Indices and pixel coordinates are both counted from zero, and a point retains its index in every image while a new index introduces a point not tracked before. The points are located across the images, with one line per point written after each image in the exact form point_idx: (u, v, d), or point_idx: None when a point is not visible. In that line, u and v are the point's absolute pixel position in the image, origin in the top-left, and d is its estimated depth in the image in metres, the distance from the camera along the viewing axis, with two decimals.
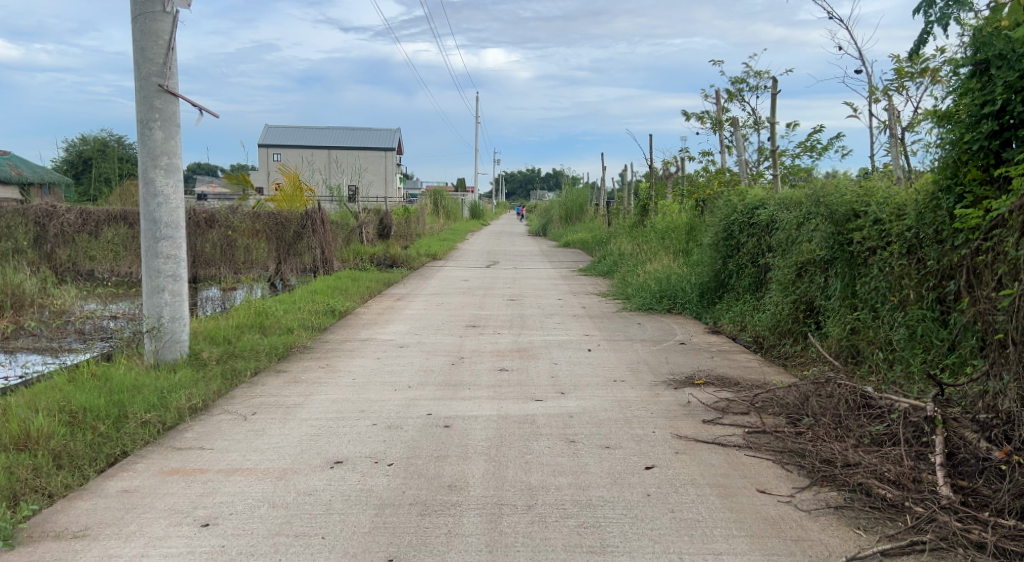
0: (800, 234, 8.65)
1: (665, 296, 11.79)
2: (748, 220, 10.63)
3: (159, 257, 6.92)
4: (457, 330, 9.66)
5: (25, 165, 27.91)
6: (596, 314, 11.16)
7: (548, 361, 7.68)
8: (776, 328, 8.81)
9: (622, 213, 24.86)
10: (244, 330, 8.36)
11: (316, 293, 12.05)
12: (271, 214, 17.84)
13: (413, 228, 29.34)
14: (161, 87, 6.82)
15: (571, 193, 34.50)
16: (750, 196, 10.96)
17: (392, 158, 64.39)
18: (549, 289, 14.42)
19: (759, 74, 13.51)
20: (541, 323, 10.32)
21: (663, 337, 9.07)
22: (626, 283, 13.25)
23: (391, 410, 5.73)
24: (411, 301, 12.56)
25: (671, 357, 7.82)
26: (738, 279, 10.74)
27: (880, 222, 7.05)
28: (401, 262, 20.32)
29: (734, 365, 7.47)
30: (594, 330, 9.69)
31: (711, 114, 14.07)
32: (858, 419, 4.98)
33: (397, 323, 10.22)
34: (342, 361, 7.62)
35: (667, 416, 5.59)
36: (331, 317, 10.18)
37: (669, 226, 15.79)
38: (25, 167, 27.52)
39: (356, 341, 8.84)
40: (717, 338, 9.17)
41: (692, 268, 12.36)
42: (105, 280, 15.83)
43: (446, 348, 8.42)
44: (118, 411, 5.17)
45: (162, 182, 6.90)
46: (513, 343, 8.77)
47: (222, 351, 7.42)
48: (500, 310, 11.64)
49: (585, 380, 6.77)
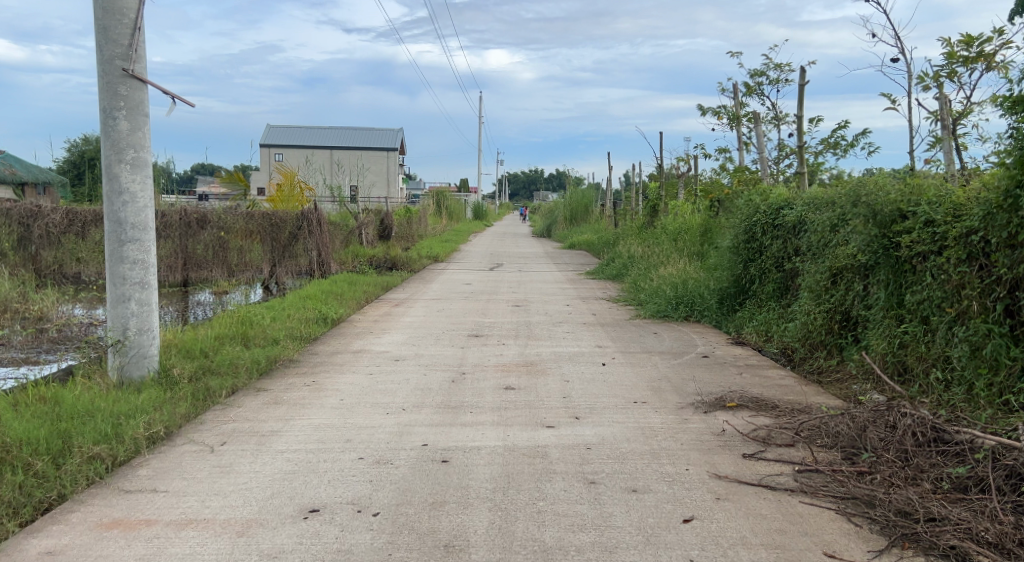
0: (836, 236, 7.92)
1: (681, 302, 11.00)
2: (771, 222, 9.89)
3: (125, 261, 6.13)
4: (458, 341, 8.90)
5: (21, 164, 27.29)
6: (608, 322, 10.38)
7: (559, 379, 6.93)
8: (807, 340, 8.10)
9: (629, 213, 24.11)
10: (224, 342, 7.60)
11: (309, 299, 11.28)
12: (266, 214, 17.07)
13: (415, 229, 28.59)
14: (126, 72, 6.04)
15: (575, 193, 33.72)
16: (774, 195, 10.19)
17: (395, 158, 63.69)
18: (557, 294, 13.66)
19: (780, 66, 12.77)
20: (549, 332, 9.58)
21: (684, 349, 8.30)
22: (639, 288, 12.48)
23: (381, 440, 4.99)
24: (410, 307, 11.81)
25: (696, 374, 7.05)
26: (760, 285, 10.00)
27: (933, 223, 6.32)
28: (401, 264, 19.58)
29: (767, 384, 6.71)
30: (607, 340, 8.93)
31: (728, 110, 13.30)
32: (931, 457, 4.24)
33: (394, 332, 9.46)
34: (331, 378, 6.87)
35: (700, 450, 4.83)
36: (322, 326, 9.42)
37: (682, 228, 14.98)
38: (21, 167, 26.90)
39: (349, 353, 8.08)
40: (742, 350, 8.41)
41: (710, 273, 11.58)
42: (91, 283, 15.10)
43: (445, 361, 7.67)
44: (61, 444, 4.43)
45: (128, 178, 6.11)
46: (520, 355, 8.02)
47: (198, 366, 6.67)
48: (505, 317, 10.89)
49: (602, 402, 6.01)
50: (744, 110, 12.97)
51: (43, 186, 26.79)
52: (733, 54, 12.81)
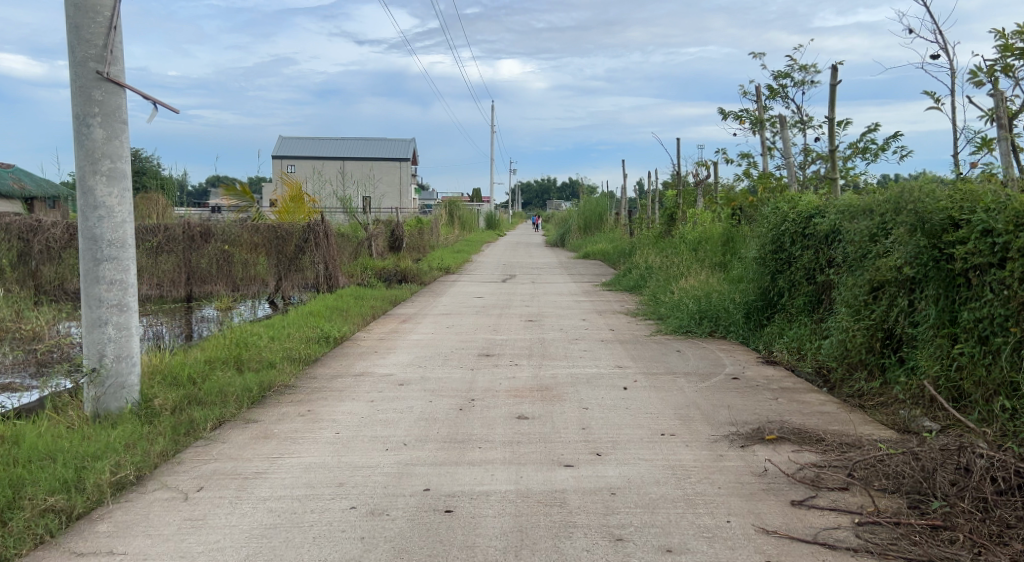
0: (876, 247, 7.34)
1: (704, 317, 10.38)
2: (801, 231, 9.30)
3: (101, 282, 5.55)
4: (468, 361, 8.31)
5: (28, 177, 26.92)
6: (627, 338, 9.78)
7: (576, 406, 6.33)
8: (847, 360, 7.53)
9: (645, 221, 23.49)
10: (215, 367, 7.04)
11: (312, 315, 10.76)
12: (272, 226, 16.56)
13: (426, 240, 28.06)
14: (101, 74, 5.49)
15: (589, 202, 33.15)
16: (804, 202, 9.59)
17: (407, 169, 63.37)
18: (571, 308, 13.07)
19: (804, 67, 12.17)
20: (565, 350, 8.98)
21: (711, 371, 7.69)
22: (658, 301, 11.87)
23: (378, 483, 4.42)
24: (418, 323, 11.24)
25: (727, 399, 6.44)
26: (790, 297, 9.40)
27: (993, 232, 5.77)
28: (411, 277, 19.06)
29: (807, 410, 6.09)
30: (628, 359, 8.32)
31: (750, 114, 12.70)
32: (1015, 507, 3.71)
33: (401, 352, 8.90)
34: (328, 407, 6.30)
35: (741, 496, 4.23)
36: (324, 346, 8.86)
37: (703, 238, 14.35)
38: (29, 180, 26.53)
39: (350, 377, 7.51)
40: (774, 370, 7.79)
41: (735, 285, 10.97)
42: None
43: (453, 386, 7.08)
44: (11, 495, 3.89)
45: (104, 191, 5.55)
46: (534, 378, 7.43)
47: (182, 395, 6.11)
48: (517, 333, 10.30)
49: (626, 435, 5.41)
50: (768, 114, 12.36)
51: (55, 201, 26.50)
52: (755, 55, 12.20)
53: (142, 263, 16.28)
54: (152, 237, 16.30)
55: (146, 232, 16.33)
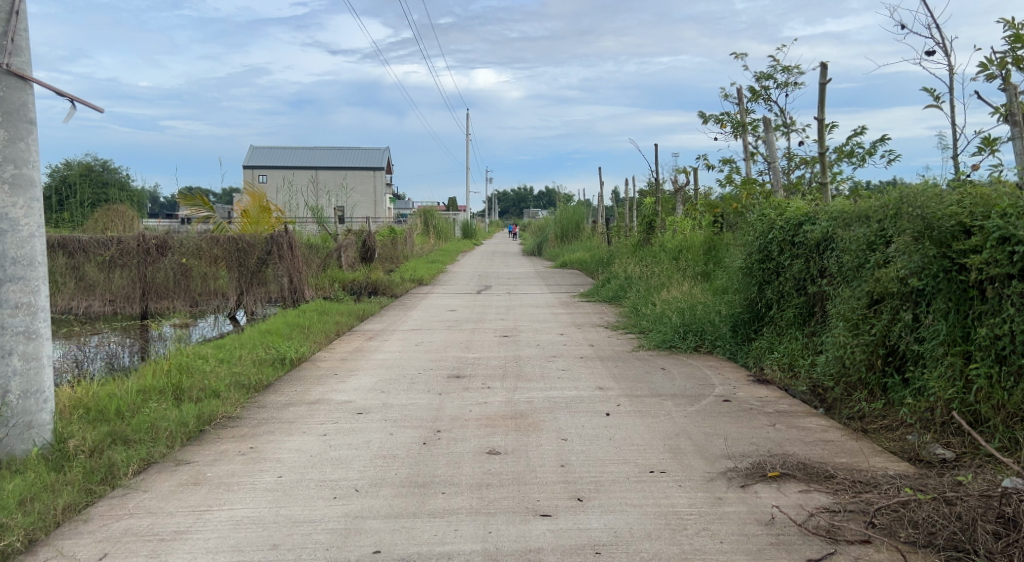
0: (875, 255, 6.78)
1: (688, 330, 9.76)
2: (790, 238, 8.74)
3: (3, 306, 4.80)
4: (435, 384, 7.63)
5: None
6: (608, 354, 9.14)
7: (554, 437, 5.67)
8: (844, 379, 6.97)
9: (623, 230, 22.94)
10: (149, 397, 6.30)
11: (270, 334, 10.03)
12: (232, 237, 15.55)
13: (400, 250, 27.32)
14: (1, 67, 4.78)
15: (565, 210, 32.62)
16: (793, 209, 9.03)
17: (381, 178, 62.57)
18: (549, 321, 12.42)
19: (788, 67, 11.65)
20: (542, 369, 8.33)
21: (700, 392, 7.07)
22: (640, 313, 11.24)
23: (321, 546, 3.77)
24: (384, 341, 10.54)
25: (721, 427, 5.82)
26: (778, 309, 8.83)
27: (1012, 240, 5.23)
28: (383, 289, 18.35)
29: (809, 438, 5.49)
30: (609, 379, 7.69)
31: (731, 117, 12.15)
32: None
33: (363, 374, 8.20)
34: (275, 443, 5.59)
35: (747, 554, 3.62)
36: (277, 371, 8.15)
37: (685, 247, 13.81)
38: None
39: (304, 406, 6.80)
40: (768, 390, 7.18)
41: (720, 296, 10.40)
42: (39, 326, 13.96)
43: (418, 414, 6.39)
44: None
45: (7, 200, 4.82)
46: (508, 404, 6.76)
47: (105, 433, 5.39)
48: (490, 351, 9.64)
49: (609, 473, 4.76)
50: (750, 117, 11.82)
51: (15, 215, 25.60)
52: (736, 55, 11.65)
53: (95, 277, 15.73)
54: (105, 250, 15.74)
55: (99, 245, 15.77)
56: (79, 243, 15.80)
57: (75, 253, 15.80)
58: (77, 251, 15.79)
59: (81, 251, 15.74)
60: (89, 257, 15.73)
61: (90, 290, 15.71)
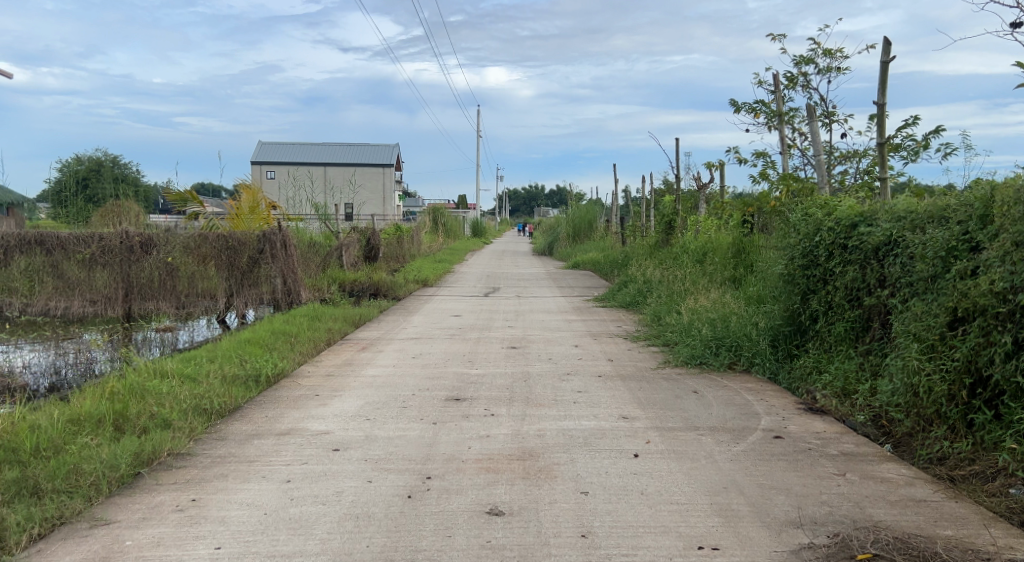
0: (958, 264, 5.62)
1: (721, 345, 8.59)
2: (843, 242, 7.58)
3: None
4: (430, 410, 6.54)
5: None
6: (629, 373, 8.03)
7: (571, 488, 4.56)
8: (917, 411, 5.81)
9: (639, 229, 21.77)
10: (82, 430, 5.24)
11: (249, 344, 8.94)
12: (221, 235, 14.61)
13: (406, 248, 26.25)
14: None
15: (577, 209, 31.44)
16: (844, 207, 7.86)
17: (390, 175, 61.57)
18: (562, 329, 11.31)
19: (831, 50, 10.47)
20: (555, 391, 7.21)
21: (743, 425, 5.93)
22: (664, 323, 10.10)
23: None
24: (378, 352, 9.46)
25: (780, 478, 4.68)
26: (826, 322, 7.69)
27: None
28: (385, 290, 17.33)
29: (893, 494, 4.36)
30: (633, 407, 6.56)
31: (764, 106, 10.96)
32: None
33: (348, 395, 7.11)
34: (225, 494, 4.52)
35: None
36: (249, 392, 7.06)
37: (713, 250, 12.67)
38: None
39: (271, 439, 5.71)
40: (825, 422, 6.03)
41: (755, 305, 9.25)
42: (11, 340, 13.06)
43: (406, 453, 5.30)
44: None
45: None
46: (514, 439, 5.66)
47: (8, 482, 4.32)
48: (496, 366, 8.53)
49: (645, 551, 3.67)
50: (787, 106, 10.65)
51: (12, 208, 24.71)
52: (772, 37, 10.48)
53: (75, 276, 14.73)
54: (85, 248, 14.73)
55: (79, 243, 14.77)
56: (58, 240, 14.84)
57: (53, 250, 14.85)
58: (55, 249, 14.83)
59: (60, 248, 14.78)
60: (68, 255, 14.76)
61: (69, 290, 14.72)
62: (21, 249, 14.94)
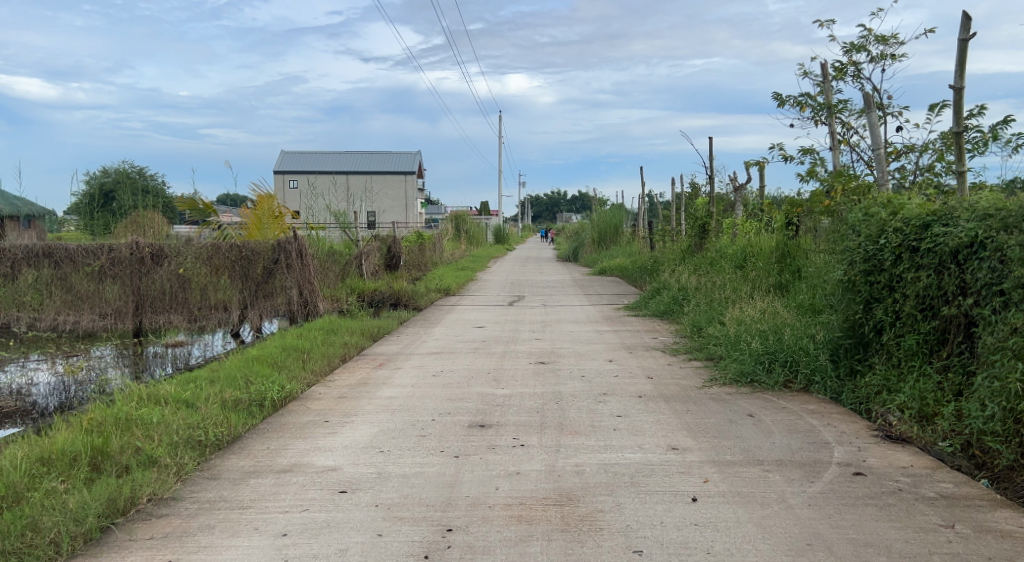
0: None
1: (774, 361, 7.77)
2: (913, 244, 6.73)
3: None
4: (452, 440, 5.78)
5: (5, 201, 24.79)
6: (673, 392, 7.22)
7: (620, 548, 3.81)
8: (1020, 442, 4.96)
9: (669, 233, 20.90)
10: (50, 473, 4.58)
11: (256, 363, 8.22)
12: (234, 245, 14.02)
13: (428, 256, 25.56)
14: None
15: (602, 214, 30.58)
16: (913, 206, 7.01)
17: (412, 183, 61.05)
18: (593, 341, 10.51)
19: (886, 36, 9.60)
20: (592, 415, 6.42)
21: (814, 459, 5.11)
22: (707, 334, 9.30)
23: None
24: (396, 370, 8.72)
25: (875, 531, 3.88)
26: (894, 334, 6.84)
27: None
28: (406, 299, 16.65)
29: None
30: (683, 435, 5.75)
31: (810, 99, 10.12)
32: None
33: (361, 421, 6.38)
34: (209, 555, 3.82)
35: None
36: (251, 419, 6.34)
37: (755, 254, 11.82)
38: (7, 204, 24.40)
39: (270, 478, 4.99)
40: (908, 454, 5.21)
41: (810, 316, 8.42)
42: (17, 357, 12.49)
43: (424, 497, 4.56)
44: None
45: None
46: (549, 477, 4.89)
47: None
48: (524, 384, 7.77)
49: None
50: (836, 98, 9.81)
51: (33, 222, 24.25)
52: (819, 23, 9.63)
53: (84, 289, 14.16)
54: (95, 260, 14.15)
55: (88, 255, 14.19)
56: (67, 252, 14.31)
57: (61, 263, 14.32)
58: (64, 261, 14.30)
59: (69, 261, 14.24)
60: (76, 268, 14.19)
61: (79, 304, 14.13)
62: (28, 261, 14.42)
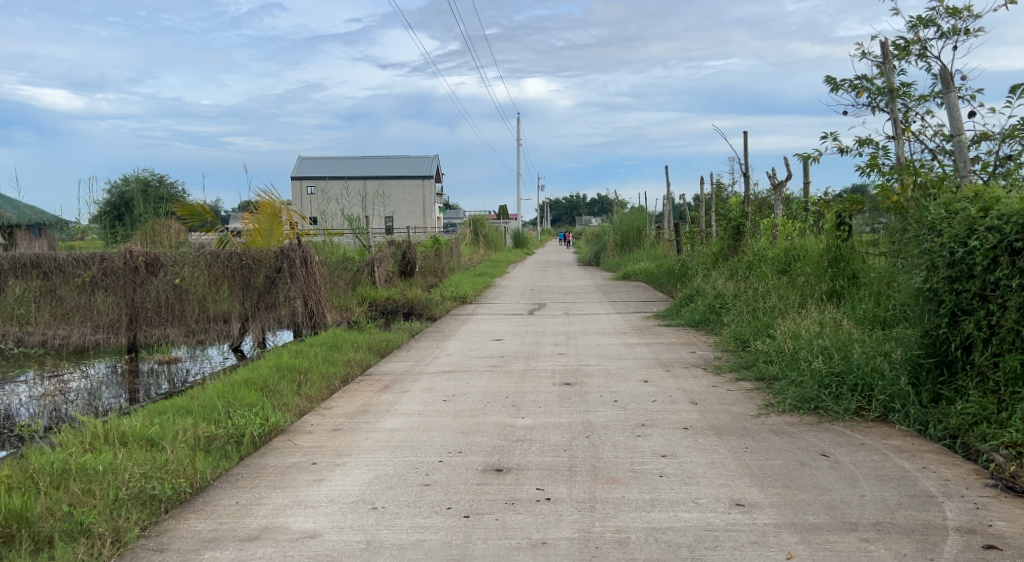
0: None
1: (841, 385, 6.64)
2: (1011, 246, 5.55)
3: None
4: (461, 490, 4.72)
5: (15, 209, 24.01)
6: (725, 423, 6.11)
7: None
8: None
9: (698, 234, 19.70)
10: None
11: (242, 389, 7.15)
12: (234, 253, 13.13)
13: (444, 261, 24.51)
14: None
15: (624, 216, 29.42)
16: (1008, 201, 5.83)
17: (429, 187, 60.18)
18: (624, 357, 9.41)
19: (957, 10, 8.41)
20: (631, 456, 5.32)
21: (923, 522, 4.00)
22: (756, 350, 8.17)
23: None
24: (402, 393, 7.66)
25: None
26: (990, 353, 5.67)
27: None
28: (419, 308, 15.61)
29: None
30: (747, 484, 4.64)
31: (867, 82, 8.96)
32: None
33: (354, 464, 5.32)
34: None
35: None
36: (225, 463, 5.29)
37: (803, 258, 10.68)
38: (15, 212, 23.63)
39: (230, 550, 3.95)
40: None
41: (879, 330, 7.27)
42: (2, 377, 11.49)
43: None
44: None
45: None
46: (583, 549, 3.83)
47: None
48: (549, 412, 6.69)
49: None
50: (899, 81, 8.66)
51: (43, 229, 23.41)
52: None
53: (74, 302, 13.09)
54: (85, 270, 13.05)
55: (79, 264, 13.11)
56: (56, 262, 13.22)
57: (50, 273, 13.24)
58: (53, 271, 13.22)
59: (58, 270, 13.16)
60: (66, 279, 13.13)
61: (69, 318, 13.08)
62: (15, 272, 13.33)
